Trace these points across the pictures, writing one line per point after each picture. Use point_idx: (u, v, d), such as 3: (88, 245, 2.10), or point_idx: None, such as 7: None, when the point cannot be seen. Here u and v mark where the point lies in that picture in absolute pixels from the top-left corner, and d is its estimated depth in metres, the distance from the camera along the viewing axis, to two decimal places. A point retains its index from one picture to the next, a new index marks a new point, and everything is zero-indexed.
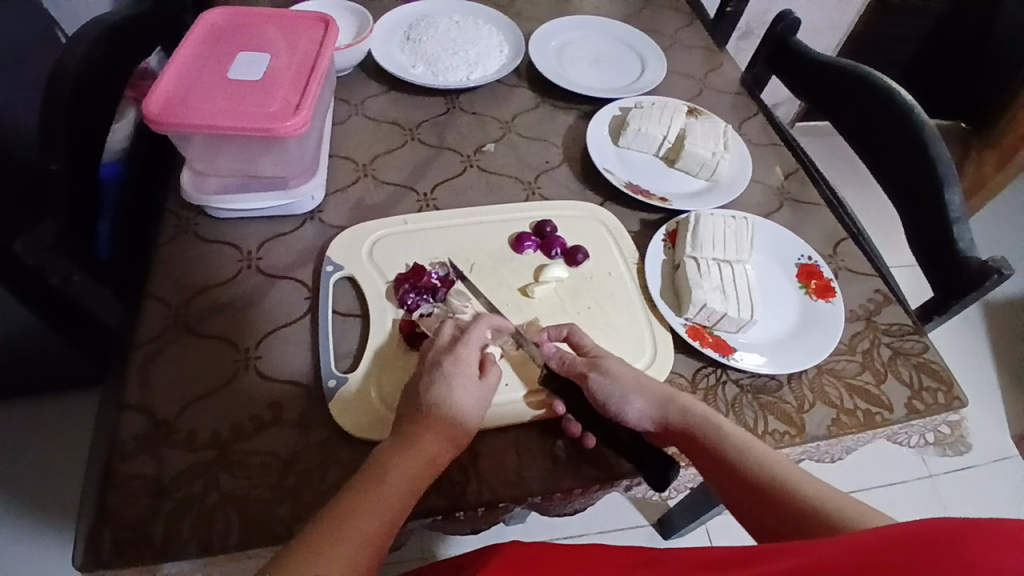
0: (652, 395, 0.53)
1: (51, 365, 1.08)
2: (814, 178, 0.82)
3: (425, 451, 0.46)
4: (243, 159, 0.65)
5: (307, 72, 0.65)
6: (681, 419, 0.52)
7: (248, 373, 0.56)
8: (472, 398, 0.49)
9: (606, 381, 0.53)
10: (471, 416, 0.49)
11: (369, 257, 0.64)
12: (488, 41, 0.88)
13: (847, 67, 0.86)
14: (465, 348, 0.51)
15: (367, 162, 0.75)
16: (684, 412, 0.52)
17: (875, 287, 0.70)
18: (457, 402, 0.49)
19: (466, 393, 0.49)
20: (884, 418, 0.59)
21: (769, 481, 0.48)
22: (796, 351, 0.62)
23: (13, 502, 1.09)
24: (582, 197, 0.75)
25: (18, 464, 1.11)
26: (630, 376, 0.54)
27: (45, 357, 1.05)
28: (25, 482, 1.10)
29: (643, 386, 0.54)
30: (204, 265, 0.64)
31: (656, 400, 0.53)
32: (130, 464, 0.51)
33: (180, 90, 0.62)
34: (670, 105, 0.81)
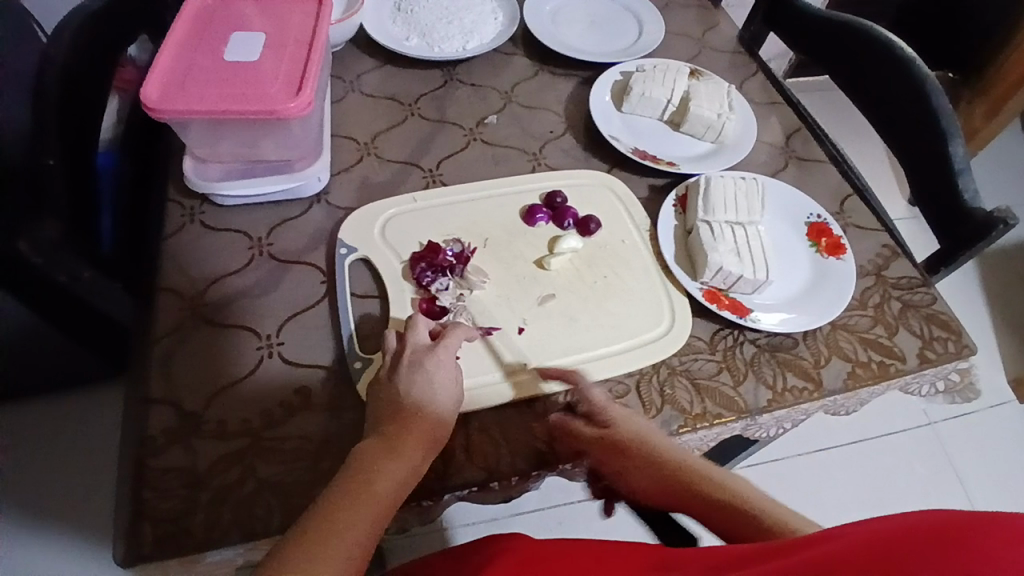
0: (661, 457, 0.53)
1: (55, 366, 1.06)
2: (818, 135, 0.81)
3: (413, 451, 0.47)
4: (246, 143, 0.63)
5: (306, 50, 0.63)
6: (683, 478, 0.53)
7: (272, 360, 0.56)
8: (450, 390, 0.50)
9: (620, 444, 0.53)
10: (449, 407, 0.50)
11: (382, 237, 0.64)
12: (482, 8, 0.86)
13: (847, 21, 0.85)
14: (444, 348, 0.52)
15: (369, 141, 0.73)
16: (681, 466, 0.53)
17: (882, 241, 0.71)
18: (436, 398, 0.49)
19: (443, 386, 0.50)
20: (897, 368, 0.60)
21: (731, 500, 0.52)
22: (810, 309, 0.63)
23: (32, 502, 1.08)
24: (588, 165, 0.74)
25: (32, 464, 1.11)
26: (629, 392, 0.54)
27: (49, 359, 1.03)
28: (42, 482, 1.10)
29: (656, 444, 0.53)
30: (215, 254, 0.63)
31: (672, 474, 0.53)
32: (162, 458, 0.51)
33: (178, 74, 0.60)
34: (672, 66, 0.79)
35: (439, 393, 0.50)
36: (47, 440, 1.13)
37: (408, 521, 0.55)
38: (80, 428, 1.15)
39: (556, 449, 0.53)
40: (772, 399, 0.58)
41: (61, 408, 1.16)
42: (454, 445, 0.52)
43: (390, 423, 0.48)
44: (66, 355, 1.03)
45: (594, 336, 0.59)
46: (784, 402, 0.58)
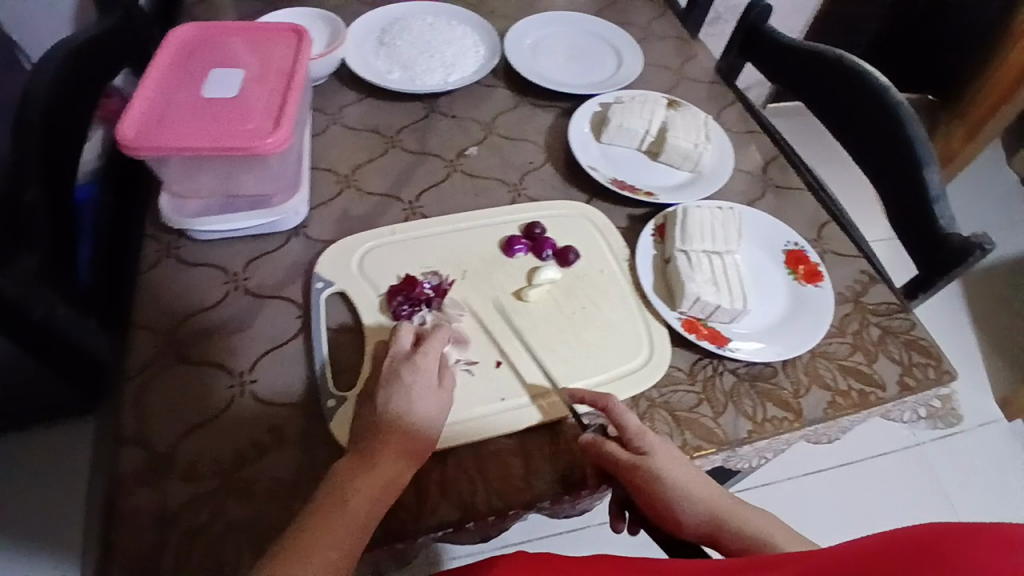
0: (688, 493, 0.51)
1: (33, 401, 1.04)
2: (795, 163, 0.82)
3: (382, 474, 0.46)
4: (224, 178, 0.64)
5: (283, 86, 0.64)
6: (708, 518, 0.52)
7: (244, 398, 0.56)
8: (429, 403, 0.49)
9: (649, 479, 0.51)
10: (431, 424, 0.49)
11: (359, 270, 0.63)
12: (463, 42, 0.87)
13: (821, 51, 0.87)
14: (423, 358, 0.51)
15: (349, 173, 0.74)
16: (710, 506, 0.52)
17: (860, 268, 0.71)
18: (416, 413, 0.48)
19: (425, 401, 0.49)
20: (878, 396, 0.60)
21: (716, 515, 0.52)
22: (790, 337, 0.63)
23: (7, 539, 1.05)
24: (568, 195, 0.75)
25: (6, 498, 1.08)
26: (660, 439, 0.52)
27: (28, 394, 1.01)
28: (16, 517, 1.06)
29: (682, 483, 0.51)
30: (191, 289, 0.63)
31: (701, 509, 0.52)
32: (131, 499, 0.50)
33: (155, 111, 0.61)
34: (650, 97, 0.81)
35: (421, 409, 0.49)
36: (21, 476, 1.10)
37: (383, 563, 0.54)
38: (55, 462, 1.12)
39: (535, 484, 0.52)
40: (752, 429, 0.57)
41: (36, 443, 1.13)
42: (428, 483, 0.51)
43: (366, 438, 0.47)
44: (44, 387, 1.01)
45: (572, 366, 0.59)
46: (764, 432, 0.57)
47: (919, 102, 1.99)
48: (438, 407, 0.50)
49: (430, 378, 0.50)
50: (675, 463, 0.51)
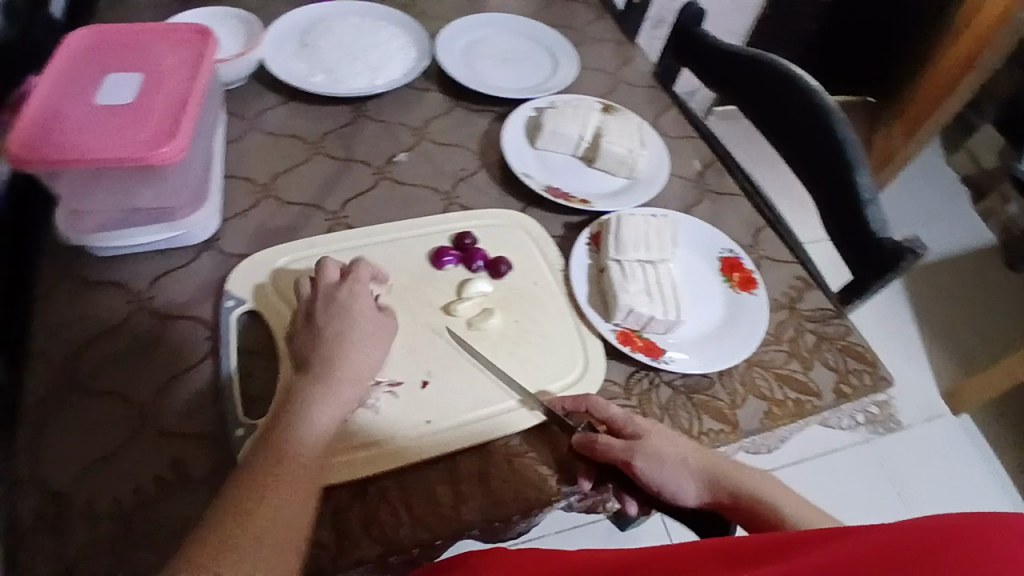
0: (688, 470, 0.51)
1: None
2: (731, 167, 0.82)
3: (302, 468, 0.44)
4: (122, 192, 0.58)
5: (185, 90, 0.59)
6: (718, 490, 0.51)
7: (147, 431, 0.51)
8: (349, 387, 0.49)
9: (651, 467, 0.50)
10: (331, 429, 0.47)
11: (275, 288, 0.59)
12: (392, 44, 0.83)
13: (752, 55, 0.87)
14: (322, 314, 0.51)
15: (267, 182, 0.69)
16: (716, 476, 0.51)
17: (795, 273, 0.71)
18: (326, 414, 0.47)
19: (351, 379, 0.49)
20: (814, 405, 0.60)
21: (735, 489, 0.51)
22: (726, 346, 0.62)
23: None
24: (502, 204, 0.72)
25: None
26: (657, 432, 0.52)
27: None
28: None
29: (679, 462, 0.51)
30: (89, 311, 0.57)
31: (703, 480, 0.51)
32: (26, 547, 0.45)
33: (37, 121, 0.55)
34: (584, 102, 0.79)
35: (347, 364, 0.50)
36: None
37: None
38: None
39: (462, 513, 0.49)
40: None
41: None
42: (348, 519, 0.48)
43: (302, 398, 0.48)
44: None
45: (499, 381, 0.56)
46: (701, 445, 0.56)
47: (857, 105, 2.05)
48: (374, 368, 0.51)
49: (371, 339, 0.52)
50: (671, 441, 0.52)
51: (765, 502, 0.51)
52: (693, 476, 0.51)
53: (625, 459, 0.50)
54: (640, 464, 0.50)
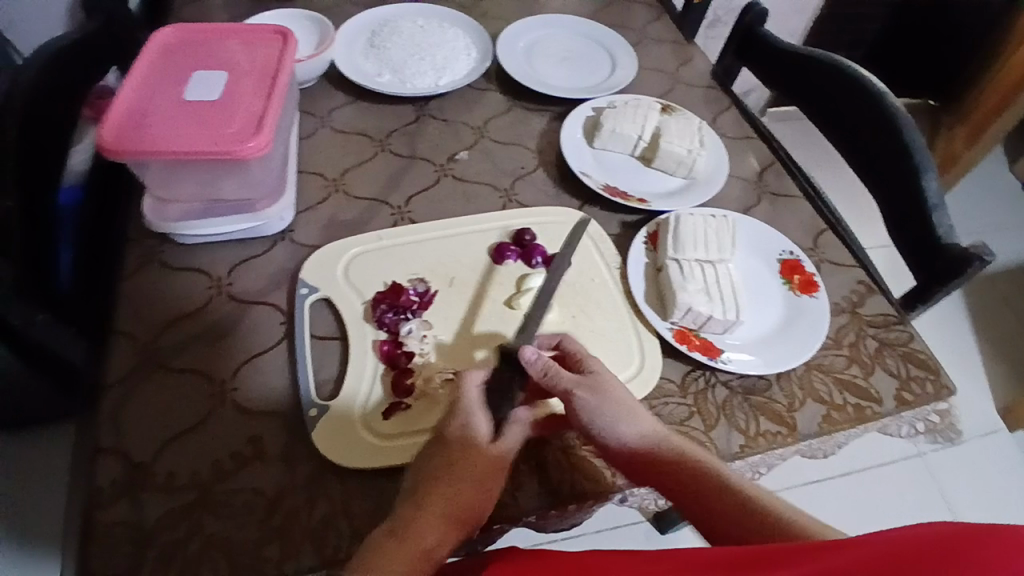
0: (629, 412, 0.50)
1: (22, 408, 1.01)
2: (791, 169, 0.81)
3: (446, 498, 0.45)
4: (205, 184, 0.62)
5: (267, 88, 0.63)
6: (656, 441, 0.49)
7: (225, 407, 0.54)
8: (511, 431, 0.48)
9: (594, 404, 0.49)
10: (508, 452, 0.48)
11: (345, 277, 0.62)
12: (455, 44, 0.86)
13: (817, 56, 0.86)
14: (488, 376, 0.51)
15: (337, 177, 0.72)
16: (656, 433, 0.50)
17: (856, 277, 0.70)
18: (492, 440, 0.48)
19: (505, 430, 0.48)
20: (873, 411, 0.59)
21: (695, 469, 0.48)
22: (785, 348, 0.61)
23: None
24: (560, 201, 0.73)
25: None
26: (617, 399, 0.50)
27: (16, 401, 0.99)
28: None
29: (623, 406, 0.50)
30: (173, 294, 0.61)
31: (645, 437, 0.49)
32: (107, 512, 0.48)
33: (134, 114, 0.59)
34: (643, 102, 0.80)
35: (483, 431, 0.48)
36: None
37: None
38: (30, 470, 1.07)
39: (522, 500, 0.51)
40: (744, 444, 0.56)
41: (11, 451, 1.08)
42: None
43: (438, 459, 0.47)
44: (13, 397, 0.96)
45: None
46: (757, 446, 0.56)
47: (918, 108, 1.98)
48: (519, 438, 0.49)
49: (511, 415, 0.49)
50: (620, 388, 0.51)
51: (710, 470, 0.48)
52: (630, 423, 0.49)
53: (565, 389, 0.50)
54: (592, 402, 0.49)
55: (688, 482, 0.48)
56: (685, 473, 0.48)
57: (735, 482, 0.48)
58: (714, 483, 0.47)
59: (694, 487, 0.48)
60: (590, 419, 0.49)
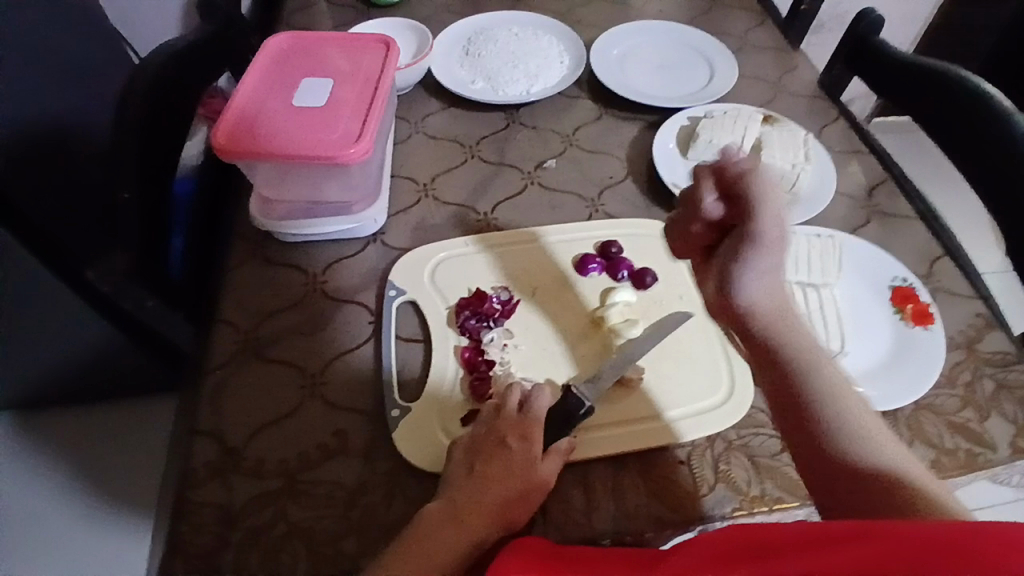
0: (772, 266, 0.48)
1: (128, 376, 1.07)
2: (905, 188, 0.74)
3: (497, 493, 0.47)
4: (307, 185, 0.66)
5: (369, 96, 0.65)
6: (772, 307, 0.49)
7: (314, 401, 0.56)
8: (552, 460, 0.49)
9: (760, 259, 0.47)
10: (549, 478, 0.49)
11: (431, 280, 0.64)
12: (549, 53, 0.86)
13: (938, 68, 0.78)
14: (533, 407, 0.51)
15: (428, 183, 0.74)
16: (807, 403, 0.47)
17: (976, 310, 0.63)
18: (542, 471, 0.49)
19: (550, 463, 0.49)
20: (986, 459, 0.53)
21: (836, 433, 0.46)
22: (892, 384, 0.56)
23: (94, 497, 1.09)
24: (648, 213, 0.71)
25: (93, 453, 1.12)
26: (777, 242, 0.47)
27: (123, 370, 1.05)
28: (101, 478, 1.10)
29: (774, 268, 0.49)
30: (272, 288, 0.65)
31: (773, 301, 0.50)
32: (199, 492, 0.51)
33: (248, 118, 0.63)
34: (744, 112, 0.76)
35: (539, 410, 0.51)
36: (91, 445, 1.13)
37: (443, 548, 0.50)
38: (123, 436, 1.13)
39: (595, 525, 0.49)
40: None
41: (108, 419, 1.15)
42: None
43: (493, 431, 0.51)
44: (127, 364, 1.03)
45: (640, 405, 0.55)
46: None
47: None
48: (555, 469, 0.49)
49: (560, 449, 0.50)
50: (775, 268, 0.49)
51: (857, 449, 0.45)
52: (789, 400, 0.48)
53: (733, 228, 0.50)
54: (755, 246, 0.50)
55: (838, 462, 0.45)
56: (812, 415, 0.47)
57: (890, 473, 0.43)
58: (827, 428, 0.46)
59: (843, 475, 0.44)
60: (736, 264, 0.48)
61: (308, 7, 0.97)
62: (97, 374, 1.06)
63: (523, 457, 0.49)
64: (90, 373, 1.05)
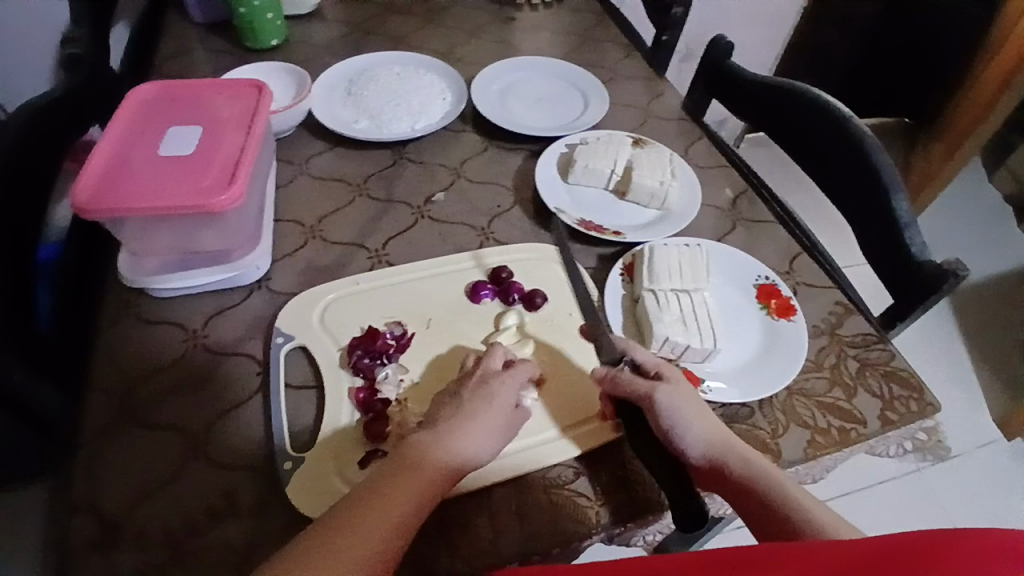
0: (700, 415, 0.54)
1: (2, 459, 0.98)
2: (763, 196, 0.82)
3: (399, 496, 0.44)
4: (181, 237, 0.63)
5: (242, 140, 0.64)
6: (731, 454, 0.52)
7: (200, 461, 0.53)
8: (490, 443, 0.50)
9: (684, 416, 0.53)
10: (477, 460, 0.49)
11: (321, 323, 0.62)
12: (431, 90, 0.88)
13: (782, 86, 0.88)
14: (494, 377, 0.54)
15: (314, 224, 0.73)
16: (726, 443, 0.52)
17: (834, 299, 0.70)
18: (462, 450, 0.49)
19: (483, 441, 0.50)
20: (859, 433, 0.58)
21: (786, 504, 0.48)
22: (765, 375, 0.61)
23: None
24: (536, 237, 0.74)
25: None
26: (690, 402, 0.54)
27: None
28: None
29: (700, 415, 0.54)
30: (149, 347, 0.61)
31: (715, 442, 0.52)
32: (78, 575, 0.47)
33: (110, 173, 0.60)
34: (615, 137, 0.82)
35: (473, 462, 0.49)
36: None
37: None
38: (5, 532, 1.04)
39: (500, 549, 0.49)
40: None
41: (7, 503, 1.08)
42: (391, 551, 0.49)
43: (416, 471, 0.46)
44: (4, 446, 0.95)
45: (562, 413, 0.57)
46: None
47: (892, 128, 2.07)
48: (492, 445, 0.50)
49: (502, 418, 0.52)
50: (696, 408, 0.54)
51: (775, 488, 0.49)
52: (710, 436, 0.53)
53: (647, 397, 0.54)
54: (660, 398, 0.53)
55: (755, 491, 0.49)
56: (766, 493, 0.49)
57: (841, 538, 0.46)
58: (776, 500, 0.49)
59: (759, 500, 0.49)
60: (680, 426, 0.53)
61: (181, 54, 0.94)
62: None
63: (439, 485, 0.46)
64: None
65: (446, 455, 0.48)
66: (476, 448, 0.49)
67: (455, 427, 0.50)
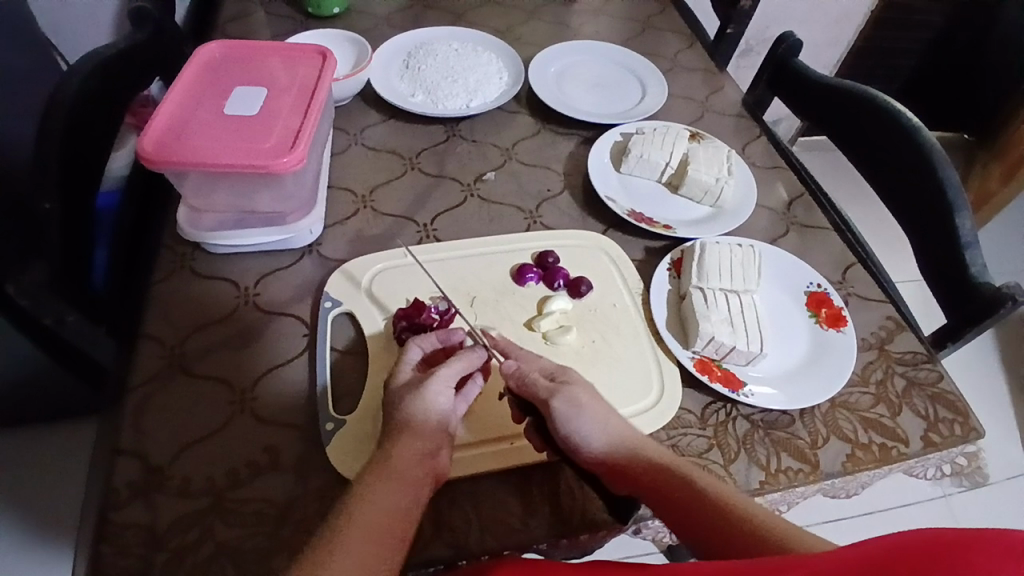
0: (595, 416, 0.51)
1: (52, 391, 1.04)
2: (820, 201, 0.80)
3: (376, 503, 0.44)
4: (238, 196, 0.64)
5: (304, 106, 0.65)
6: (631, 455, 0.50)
7: (243, 416, 0.55)
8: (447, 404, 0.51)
9: (569, 409, 0.51)
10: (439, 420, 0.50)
11: (368, 291, 0.64)
12: (487, 68, 0.88)
13: (849, 87, 0.84)
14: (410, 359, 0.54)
15: (366, 194, 0.74)
16: (624, 440, 0.51)
17: (886, 313, 0.68)
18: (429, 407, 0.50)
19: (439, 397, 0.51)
20: (900, 452, 0.57)
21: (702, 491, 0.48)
22: (808, 384, 0.60)
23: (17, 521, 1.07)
24: (584, 225, 0.74)
25: (19, 474, 1.09)
26: (592, 403, 0.52)
27: (48, 387, 1.02)
28: (24, 501, 1.08)
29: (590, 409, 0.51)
30: (201, 301, 0.63)
31: (613, 438, 0.51)
32: (122, 513, 0.49)
33: (175, 128, 0.61)
34: (672, 129, 0.80)
35: (434, 413, 0.50)
36: (30, 467, 1.10)
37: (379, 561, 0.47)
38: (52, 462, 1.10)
39: (529, 530, 0.50)
40: (764, 481, 0.54)
41: (48, 435, 1.14)
42: (422, 520, 0.50)
43: (391, 440, 0.48)
44: (56, 380, 1.01)
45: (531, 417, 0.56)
46: (778, 484, 0.54)
47: (953, 141, 1.98)
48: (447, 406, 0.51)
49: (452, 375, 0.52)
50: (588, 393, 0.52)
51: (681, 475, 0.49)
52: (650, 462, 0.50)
53: (546, 401, 0.51)
54: (556, 404, 0.51)
55: (673, 491, 0.48)
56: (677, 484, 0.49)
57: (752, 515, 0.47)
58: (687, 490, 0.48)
59: (696, 510, 0.47)
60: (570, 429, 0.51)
61: (244, 15, 0.95)
62: (14, 390, 1.01)
63: (424, 450, 0.48)
64: (9, 391, 1.01)
65: (415, 421, 0.49)
66: (433, 400, 0.50)
67: (403, 396, 0.51)
